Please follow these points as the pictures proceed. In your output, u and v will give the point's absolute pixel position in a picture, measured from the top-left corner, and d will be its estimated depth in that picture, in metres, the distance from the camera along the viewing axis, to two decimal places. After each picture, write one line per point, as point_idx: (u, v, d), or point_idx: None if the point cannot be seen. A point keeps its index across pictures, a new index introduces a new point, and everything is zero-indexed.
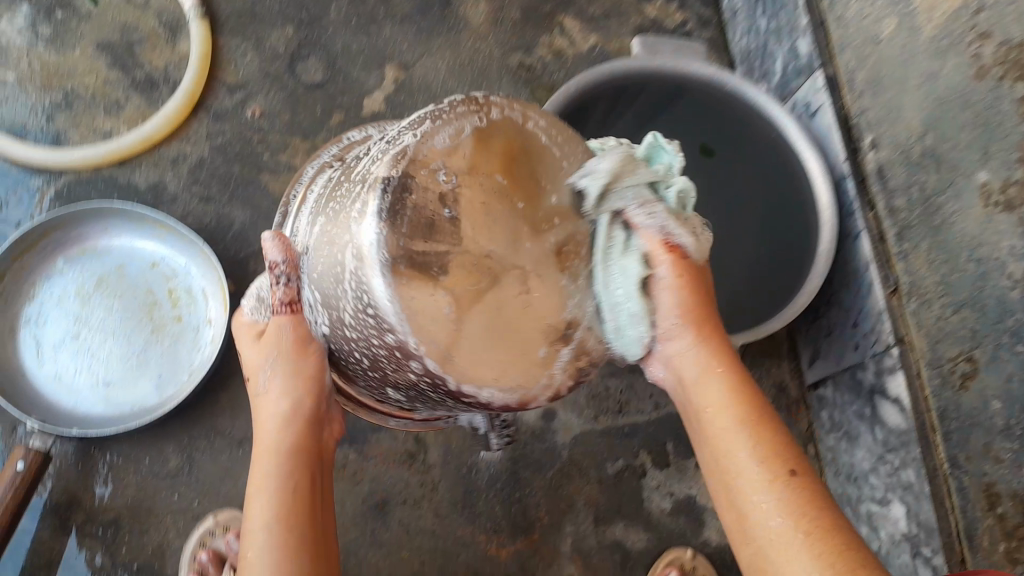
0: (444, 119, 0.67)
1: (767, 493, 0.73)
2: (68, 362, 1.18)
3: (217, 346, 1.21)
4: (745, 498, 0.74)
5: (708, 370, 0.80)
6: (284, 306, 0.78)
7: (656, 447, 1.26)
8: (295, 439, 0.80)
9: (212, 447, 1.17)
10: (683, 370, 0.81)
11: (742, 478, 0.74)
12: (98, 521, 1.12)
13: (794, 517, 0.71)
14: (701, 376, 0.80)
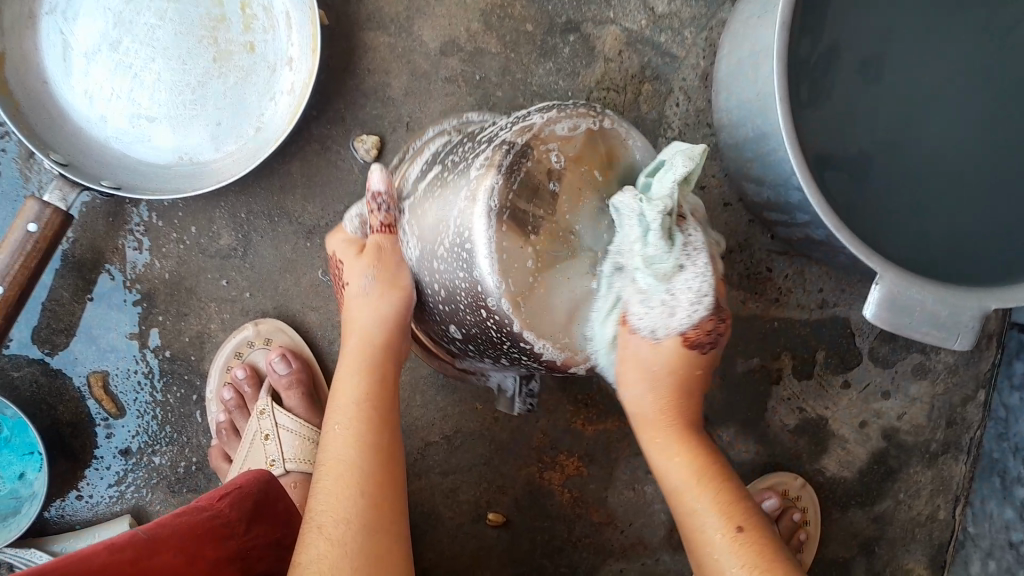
0: (565, 113, 0.65)
1: (729, 556, 0.63)
2: (101, 78, 0.89)
3: (298, 104, 0.91)
4: (711, 560, 0.64)
5: (660, 435, 0.70)
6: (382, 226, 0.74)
7: (803, 353, 1.03)
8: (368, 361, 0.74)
9: (273, 230, 0.94)
10: (640, 369, 0.68)
11: (714, 541, 0.64)
12: (130, 292, 0.93)
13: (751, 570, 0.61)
14: (648, 404, 0.70)
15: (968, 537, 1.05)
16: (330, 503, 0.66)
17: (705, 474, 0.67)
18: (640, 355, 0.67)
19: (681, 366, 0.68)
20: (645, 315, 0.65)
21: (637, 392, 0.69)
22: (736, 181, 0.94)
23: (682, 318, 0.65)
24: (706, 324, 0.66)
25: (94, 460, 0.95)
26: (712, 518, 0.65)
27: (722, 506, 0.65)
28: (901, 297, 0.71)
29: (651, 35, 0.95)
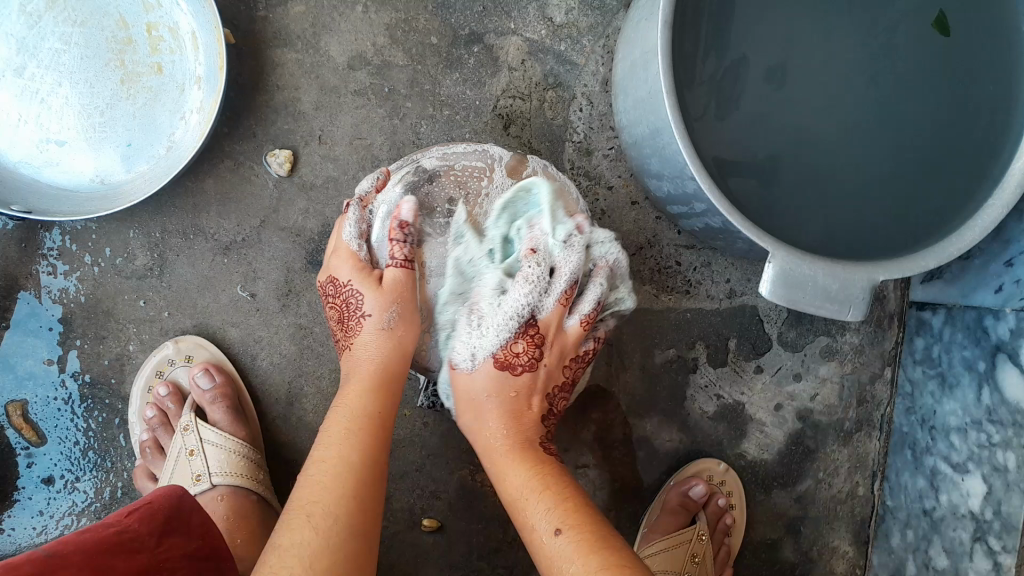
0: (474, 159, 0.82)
1: (562, 561, 0.64)
2: (8, 104, 0.89)
3: (207, 120, 0.91)
4: (550, 565, 0.65)
5: (507, 468, 0.74)
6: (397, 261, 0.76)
7: (716, 342, 1.06)
8: (375, 396, 0.75)
9: (190, 248, 0.94)
10: (466, 399, 0.77)
11: (544, 542, 0.67)
12: (47, 318, 0.92)
13: (583, 559, 0.63)
14: (495, 427, 0.76)
15: (888, 510, 1.09)
16: (320, 498, 0.67)
17: (550, 484, 0.71)
18: (464, 382, 0.77)
19: (525, 382, 0.77)
20: (467, 335, 0.76)
21: (484, 399, 0.76)
22: (640, 179, 0.99)
23: (488, 344, 0.75)
24: (577, 367, 0.82)
25: (16, 493, 0.92)
26: (549, 517, 0.68)
27: (564, 505, 0.69)
28: (794, 271, 0.78)
29: (551, 44, 1.01)
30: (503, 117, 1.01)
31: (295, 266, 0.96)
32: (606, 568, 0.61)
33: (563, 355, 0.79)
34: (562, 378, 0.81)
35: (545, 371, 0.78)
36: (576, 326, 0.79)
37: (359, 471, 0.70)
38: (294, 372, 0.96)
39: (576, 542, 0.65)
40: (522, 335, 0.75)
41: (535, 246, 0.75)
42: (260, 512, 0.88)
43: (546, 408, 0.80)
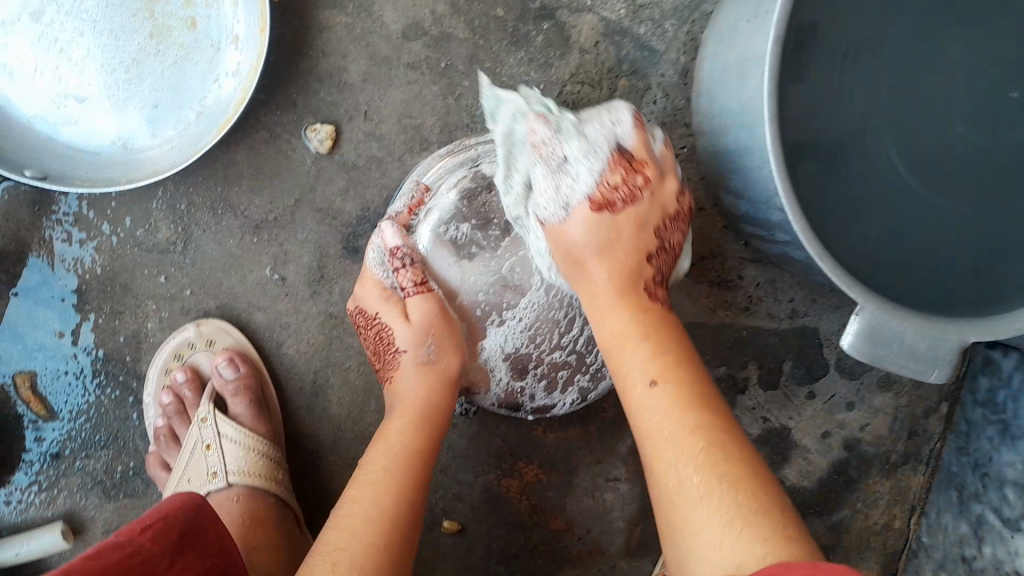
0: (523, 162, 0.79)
1: (672, 470, 0.54)
2: (24, 52, 0.80)
3: (242, 88, 0.82)
4: (658, 463, 0.56)
5: (605, 308, 0.65)
6: (413, 287, 0.75)
7: (770, 364, 1.00)
8: (414, 433, 0.71)
9: (218, 225, 0.87)
10: (563, 249, 0.66)
11: (638, 396, 0.59)
12: (58, 289, 0.87)
13: (694, 457, 0.53)
14: (586, 232, 0.64)
15: (922, 546, 1.04)
16: (351, 545, 0.60)
17: (658, 335, 0.63)
18: (568, 235, 0.65)
19: (641, 244, 0.66)
20: (547, 199, 0.64)
21: (576, 229, 0.64)
22: (711, 187, 0.89)
23: (582, 190, 0.64)
24: (682, 230, 0.69)
25: (23, 464, 0.89)
26: (650, 362, 0.60)
27: (670, 356, 0.60)
28: (881, 326, 0.68)
29: (630, 26, 0.87)
30: (567, 105, 0.89)
31: (328, 251, 0.88)
32: (700, 445, 0.53)
33: (671, 213, 0.67)
34: (669, 240, 0.68)
35: (647, 203, 0.65)
36: (673, 178, 0.67)
37: (393, 513, 0.64)
38: (320, 363, 0.90)
39: (675, 403, 0.57)
40: (617, 167, 0.63)
41: (620, 143, 0.64)
42: (275, 514, 0.83)
43: (658, 274, 0.68)
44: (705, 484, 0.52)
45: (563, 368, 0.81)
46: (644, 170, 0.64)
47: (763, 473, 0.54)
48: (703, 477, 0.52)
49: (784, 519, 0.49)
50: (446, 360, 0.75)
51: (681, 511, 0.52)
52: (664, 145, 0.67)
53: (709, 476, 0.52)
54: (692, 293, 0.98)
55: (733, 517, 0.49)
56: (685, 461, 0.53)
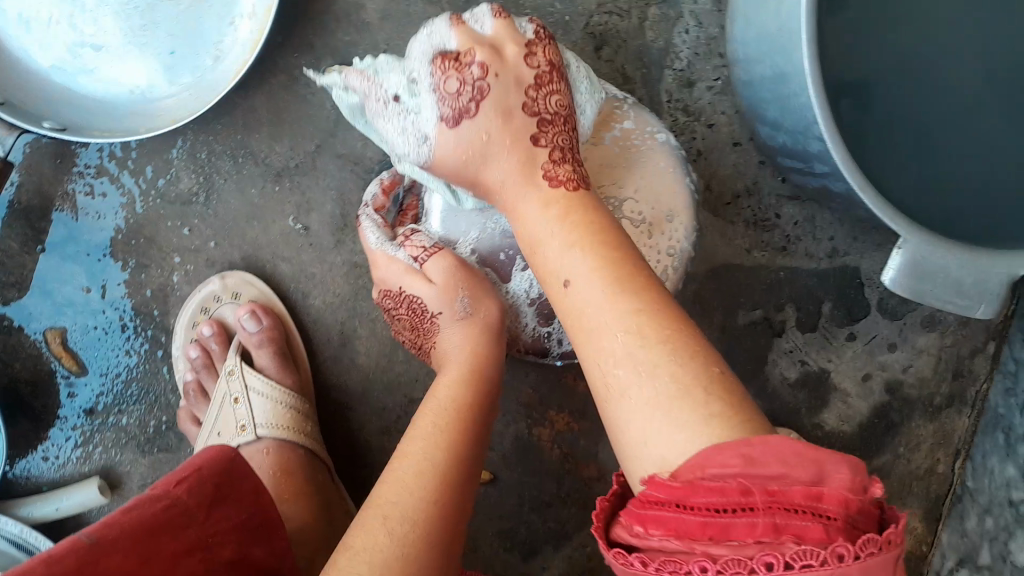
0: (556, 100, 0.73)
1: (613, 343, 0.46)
2: (39, 1, 0.78)
3: (259, 31, 0.79)
4: (601, 377, 0.47)
5: (517, 192, 0.58)
6: (421, 258, 0.70)
7: (809, 305, 0.97)
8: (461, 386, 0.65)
9: (239, 174, 0.85)
10: (456, 173, 0.61)
11: (557, 293, 0.53)
12: (83, 242, 0.86)
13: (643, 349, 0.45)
14: (465, 140, 0.59)
15: (966, 491, 0.99)
16: (402, 497, 0.55)
17: (579, 223, 0.54)
18: (445, 156, 0.59)
19: (522, 124, 0.59)
20: (402, 143, 0.60)
21: (452, 137, 0.59)
22: (746, 121, 0.86)
23: (432, 117, 0.59)
24: (559, 85, 0.60)
25: (58, 420, 0.89)
26: (585, 259, 0.51)
27: (590, 245, 0.52)
28: (925, 262, 0.67)
29: None
30: (594, 37, 0.90)
31: (351, 198, 0.86)
32: (626, 324, 0.46)
33: (529, 80, 0.59)
34: (551, 104, 0.60)
35: (501, 73, 0.58)
36: (516, 47, 0.59)
37: (450, 470, 0.59)
38: (347, 313, 0.89)
39: (608, 287, 0.49)
40: (444, 66, 0.58)
41: (442, 48, 0.59)
42: (308, 467, 0.82)
43: (561, 146, 0.59)
44: (643, 364, 0.44)
45: None
46: (475, 58, 0.58)
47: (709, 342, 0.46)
48: (628, 340, 0.46)
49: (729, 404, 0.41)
50: (479, 313, 0.69)
51: (615, 382, 0.46)
52: (537, 26, 0.61)
53: (637, 367, 0.45)
54: (726, 234, 0.95)
55: (678, 389, 0.42)
56: (611, 329, 0.47)
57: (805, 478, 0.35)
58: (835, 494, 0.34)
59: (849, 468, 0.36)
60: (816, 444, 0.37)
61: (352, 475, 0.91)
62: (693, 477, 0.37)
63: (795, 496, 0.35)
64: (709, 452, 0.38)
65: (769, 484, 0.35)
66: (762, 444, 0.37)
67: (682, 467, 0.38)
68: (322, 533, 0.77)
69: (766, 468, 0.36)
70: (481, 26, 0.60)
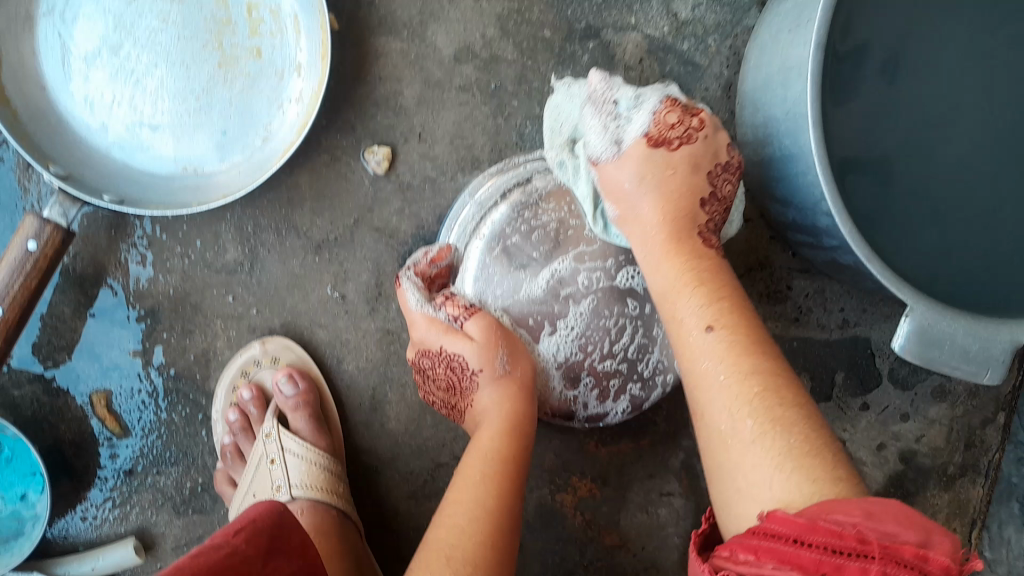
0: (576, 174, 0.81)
1: (717, 394, 0.58)
2: (103, 85, 0.85)
3: (306, 112, 0.86)
4: (711, 426, 0.58)
5: (658, 260, 0.67)
6: (463, 319, 0.78)
7: (822, 375, 1.00)
8: (498, 458, 0.71)
9: (282, 246, 0.91)
10: (615, 195, 0.69)
11: (691, 338, 0.62)
12: (132, 309, 0.91)
13: (762, 424, 0.55)
14: (651, 210, 0.68)
15: (985, 562, 1.01)
16: (452, 563, 0.62)
17: (701, 281, 0.65)
18: (619, 176, 0.68)
19: (688, 199, 0.68)
20: (599, 140, 0.68)
21: (644, 202, 0.68)
22: (759, 198, 0.91)
23: (636, 129, 0.68)
24: (735, 181, 0.70)
25: (97, 481, 0.92)
26: (700, 310, 0.63)
27: (714, 300, 0.63)
28: (932, 329, 0.71)
29: (674, 42, 0.92)
30: None
31: (386, 269, 0.92)
32: (756, 389, 0.57)
33: (674, 121, 0.68)
34: (720, 183, 0.69)
35: (701, 145, 0.68)
36: (671, 109, 0.68)
37: (489, 536, 0.65)
38: (378, 378, 0.93)
39: (731, 352, 0.60)
40: (670, 108, 0.68)
41: (670, 93, 0.69)
42: (342, 528, 0.85)
43: (711, 223, 0.70)
44: (752, 429, 0.55)
45: (615, 377, 0.83)
46: (697, 112, 0.68)
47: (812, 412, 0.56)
48: (758, 421, 0.55)
49: (824, 461, 0.51)
50: (515, 375, 0.77)
51: (736, 452, 0.55)
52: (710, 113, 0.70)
53: (775, 460, 0.52)
54: None
55: (786, 471, 0.51)
56: (729, 397, 0.57)
57: (914, 540, 0.41)
58: (939, 560, 0.40)
59: (951, 544, 0.41)
60: (916, 516, 0.42)
61: (381, 539, 0.94)
62: (815, 521, 0.43)
63: (907, 553, 0.40)
64: (832, 504, 0.45)
65: (883, 540, 0.41)
66: (875, 509, 0.43)
67: (808, 513, 0.44)
68: None
69: (884, 526, 0.41)
70: (670, 92, 0.69)
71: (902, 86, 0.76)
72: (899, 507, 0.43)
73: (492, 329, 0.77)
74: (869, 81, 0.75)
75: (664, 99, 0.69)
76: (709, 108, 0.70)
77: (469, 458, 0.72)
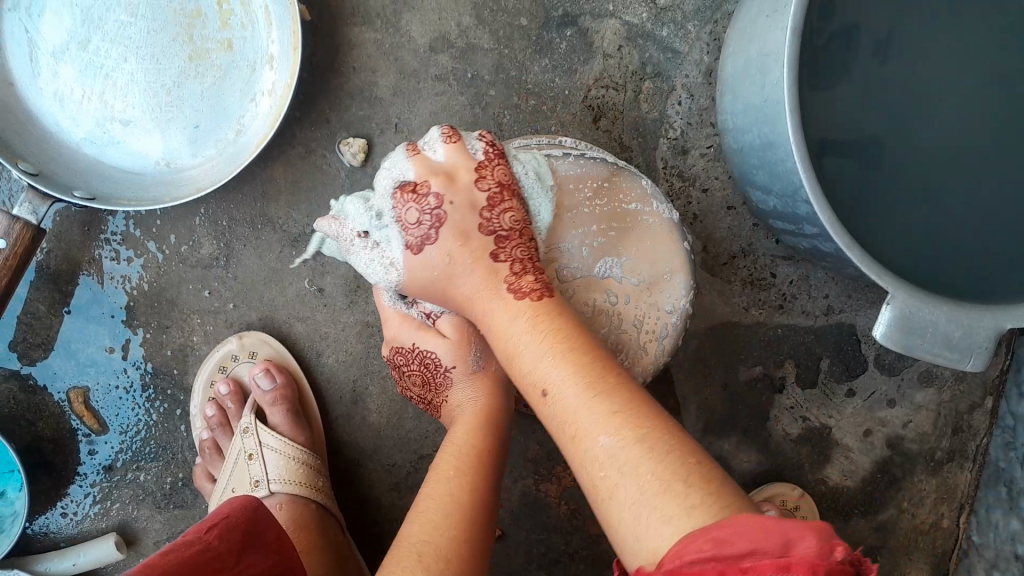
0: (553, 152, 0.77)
1: (604, 454, 0.48)
2: (72, 80, 0.84)
3: (279, 105, 0.85)
4: (591, 486, 0.49)
5: (489, 301, 0.61)
6: (437, 315, 0.76)
7: (807, 361, 1.00)
8: (472, 451, 0.70)
9: (257, 240, 0.90)
10: (426, 289, 0.63)
11: (542, 404, 0.54)
12: (108, 305, 0.90)
13: (629, 442, 0.47)
14: (438, 259, 0.61)
15: (973, 546, 1.01)
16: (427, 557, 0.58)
17: (540, 328, 0.57)
18: (416, 276, 0.62)
19: (483, 243, 0.61)
20: (376, 270, 0.63)
21: (434, 250, 0.60)
22: (740, 186, 0.90)
23: (396, 247, 0.61)
24: (514, 202, 0.63)
25: (77, 477, 0.92)
26: (556, 365, 0.54)
27: (556, 348, 0.55)
28: (912, 316, 0.70)
29: (652, 29, 0.90)
30: (593, 109, 0.91)
31: None
32: (611, 426, 0.49)
33: (482, 201, 0.61)
34: (506, 220, 0.62)
35: (454, 216, 0.60)
36: (469, 170, 0.62)
37: (464, 530, 0.62)
38: (358, 372, 0.92)
39: (583, 389, 0.51)
40: (410, 199, 0.60)
41: (402, 178, 0.61)
42: (320, 521, 0.85)
43: (520, 257, 0.62)
44: (627, 463, 0.46)
45: None
46: (430, 186, 0.60)
47: (689, 443, 0.48)
48: (613, 437, 0.48)
49: (717, 488, 0.43)
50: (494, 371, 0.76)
51: (610, 494, 0.47)
52: (485, 143, 0.64)
53: (622, 468, 0.47)
54: (725, 293, 0.98)
55: (663, 485, 0.44)
56: (579, 398, 0.51)
57: (773, 551, 0.36)
58: (801, 562, 0.35)
59: (815, 537, 0.36)
60: (782, 520, 0.38)
61: (363, 532, 0.94)
62: (668, 568, 0.39)
63: (765, 571, 0.35)
64: (689, 536, 0.40)
65: (741, 563, 0.37)
66: (729, 528, 0.39)
67: (665, 556, 0.40)
68: None
69: (737, 550, 0.37)
70: (435, 150, 0.63)
71: (884, 71, 0.74)
72: (765, 516, 0.39)
73: (466, 325, 0.75)
74: (851, 68, 0.74)
75: (396, 195, 0.61)
76: (486, 135, 0.65)
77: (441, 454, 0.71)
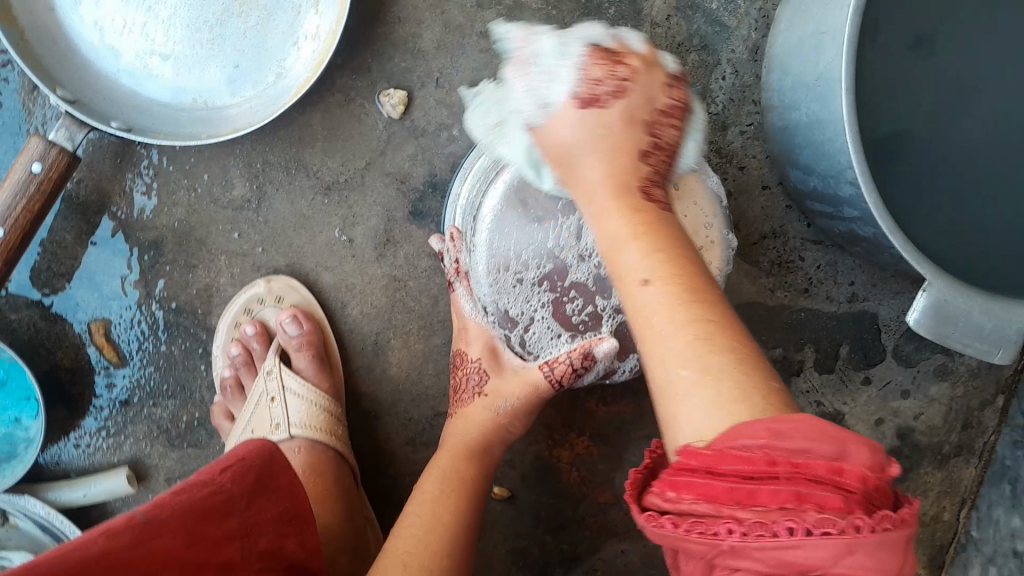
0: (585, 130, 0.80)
1: (687, 369, 0.49)
2: (114, 8, 0.82)
3: (322, 51, 0.84)
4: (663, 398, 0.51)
5: (602, 197, 0.60)
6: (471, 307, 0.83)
7: (827, 347, 1.00)
8: (454, 474, 0.77)
9: (291, 185, 0.90)
10: (556, 154, 0.62)
11: (631, 294, 0.55)
12: (135, 239, 0.90)
13: (704, 363, 0.49)
14: (578, 126, 0.61)
15: (972, 540, 1.01)
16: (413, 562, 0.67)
17: (649, 227, 0.58)
18: (557, 133, 0.62)
19: (639, 137, 0.61)
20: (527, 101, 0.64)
21: (574, 125, 0.61)
22: (778, 165, 0.90)
23: (564, 90, 0.62)
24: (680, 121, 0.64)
25: (92, 409, 0.92)
26: (644, 258, 0.56)
27: (663, 250, 0.56)
28: (949, 305, 0.68)
29: (701, 1, 0.91)
30: None
31: (395, 215, 0.90)
32: (693, 334, 0.51)
33: (659, 104, 0.62)
34: (669, 133, 0.63)
35: (637, 96, 0.61)
36: (663, 77, 0.63)
37: (445, 545, 0.70)
38: (381, 324, 0.92)
39: (674, 294, 0.53)
40: (602, 61, 0.62)
41: (597, 43, 0.63)
42: (336, 468, 0.85)
43: (656, 173, 0.62)
44: (712, 370, 0.49)
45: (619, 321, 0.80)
46: (628, 61, 0.62)
47: (771, 368, 0.50)
48: (693, 368, 0.49)
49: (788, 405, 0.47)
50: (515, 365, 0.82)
51: (677, 398, 0.49)
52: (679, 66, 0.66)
53: (697, 376, 0.49)
54: (751, 275, 0.98)
55: (738, 392, 0.47)
56: (659, 304, 0.53)
57: (828, 453, 0.40)
58: (853, 471, 0.39)
59: (870, 451, 0.41)
60: (841, 430, 0.42)
61: (374, 484, 0.95)
62: (723, 446, 0.43)
63: (820, 469, 0.40)
64: (744, 424, 0.44)
65: (794, 455, 0.41)
66: (789, 422, 0.43)
67: (717, 439, 0.44)
68: (344, 539, 0.80)
69: (794, 443, 0.41)
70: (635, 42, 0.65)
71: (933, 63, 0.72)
72: (823, 422, 0.43)
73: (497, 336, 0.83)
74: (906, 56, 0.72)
75: (589, 51, 0.63)
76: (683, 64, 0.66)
77: (428, 471, 0.79)
